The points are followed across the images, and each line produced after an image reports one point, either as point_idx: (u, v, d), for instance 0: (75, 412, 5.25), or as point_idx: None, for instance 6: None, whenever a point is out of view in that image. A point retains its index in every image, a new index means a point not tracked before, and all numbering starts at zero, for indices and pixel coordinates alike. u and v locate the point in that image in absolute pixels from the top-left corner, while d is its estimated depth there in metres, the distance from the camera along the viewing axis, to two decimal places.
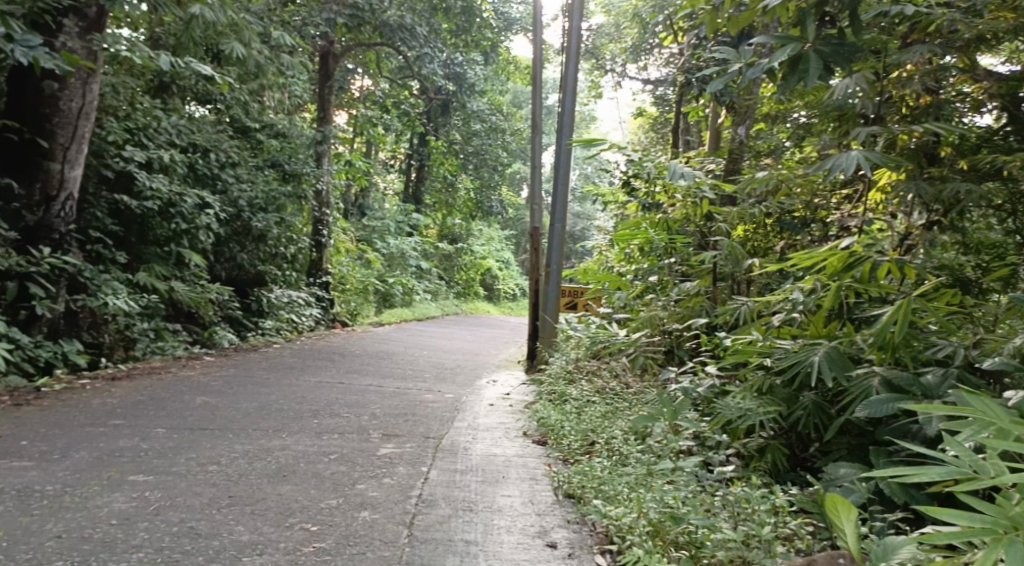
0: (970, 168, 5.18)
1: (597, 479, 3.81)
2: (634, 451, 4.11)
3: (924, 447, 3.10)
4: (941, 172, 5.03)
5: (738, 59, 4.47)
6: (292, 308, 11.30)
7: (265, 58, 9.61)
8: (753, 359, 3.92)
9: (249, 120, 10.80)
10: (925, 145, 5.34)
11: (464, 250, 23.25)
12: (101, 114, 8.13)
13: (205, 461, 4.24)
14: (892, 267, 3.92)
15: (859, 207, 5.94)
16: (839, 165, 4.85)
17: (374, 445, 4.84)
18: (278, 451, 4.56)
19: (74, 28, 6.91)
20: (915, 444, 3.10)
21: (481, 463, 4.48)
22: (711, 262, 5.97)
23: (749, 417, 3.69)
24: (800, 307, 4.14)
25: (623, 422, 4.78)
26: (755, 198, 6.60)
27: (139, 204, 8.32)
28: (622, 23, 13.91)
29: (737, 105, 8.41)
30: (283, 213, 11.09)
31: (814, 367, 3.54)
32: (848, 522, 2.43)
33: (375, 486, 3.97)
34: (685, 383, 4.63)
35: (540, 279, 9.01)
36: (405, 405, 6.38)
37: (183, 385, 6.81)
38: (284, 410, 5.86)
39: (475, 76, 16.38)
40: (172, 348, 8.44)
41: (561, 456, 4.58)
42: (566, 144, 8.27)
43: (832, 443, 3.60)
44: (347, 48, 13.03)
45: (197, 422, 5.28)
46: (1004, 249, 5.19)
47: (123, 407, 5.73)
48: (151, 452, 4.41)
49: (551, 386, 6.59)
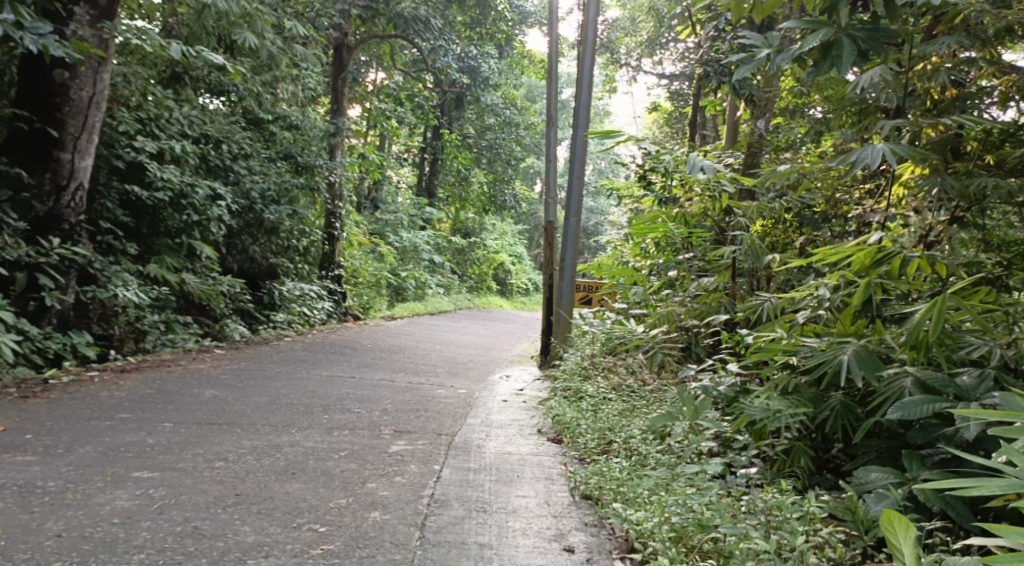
0: (999, 163, 5.05)
1: (615, 480, 3.68)
2: (654, 452, 3.98)
3: (961, 451, 2.94)
4: (967, 167, 5.02)
5: (766, 46, 4.28)
6: (304, 301, 11.23)
7: (278, 48, 9.54)
8: (777, 358, 3.76)
9: (261, 112, 10.72)
10: (948, 139, 5.26)
11: (476, 244, 23.14)
12: (112, 104, 8.06)
13: (212, 458, 4.14)
14: (922, 263, 3.78)
15: (881, 202, 5.79)
16: (864, 158, 4.76)
17: (385, 442, 4.74)
18: (287, 448, 4.46)
19: (85, 16, 6.84)
20: (952, 449, 2.94)
21: (494, 462, 4.36)
22: (731, 257, 5.80)
23: (775, 419, 3.54)
24: (826, 304, 3.97)
25: (641, 421, 4.64)
26: (777, 192, 6.44)
27: (150, 195, 8.25)
28: (638, 17, 13.75)
29: (756, 98, 8.22)
30: (295, 205, 11.01)
31: (843, 366, 3.38)
32: (905, 542, 2.25)
33: (386, 484, 3.87)
34: (705, 382, 4.49)
35: (554, 274, 8.87)
36: (417, 400, 6.28)
37: (192, 378, 6.73)
38: (294, 405, 5.76)
39: (489, 70, 16.28)
40: (182, 341, 8.38)
41: (577, 456, 4.45)
42: (582, 138, 8.09)
43: (862, 446, 3.43)
44: (361, 40, 12.96)
45: (205, 416, 5.20)
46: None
47: (131, 400, 5.65)
48: (158, 447, 4.32)
49: (566, 382, 6.46)
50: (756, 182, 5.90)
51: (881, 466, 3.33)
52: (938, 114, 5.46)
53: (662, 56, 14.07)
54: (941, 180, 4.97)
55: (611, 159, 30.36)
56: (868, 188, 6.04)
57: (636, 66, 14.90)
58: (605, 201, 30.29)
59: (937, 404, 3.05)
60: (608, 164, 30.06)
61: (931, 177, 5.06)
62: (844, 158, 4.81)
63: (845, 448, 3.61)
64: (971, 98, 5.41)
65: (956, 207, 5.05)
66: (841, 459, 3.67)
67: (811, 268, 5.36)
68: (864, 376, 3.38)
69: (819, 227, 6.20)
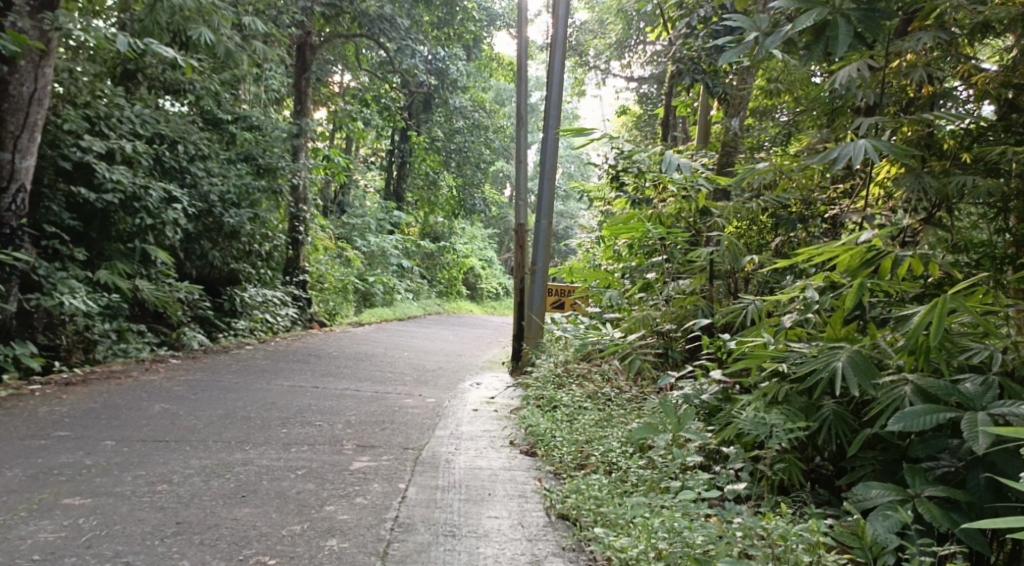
0: (974, 161, 4.97)
1: (595, 500, 3.40)
2: (635, 468, 3.72)
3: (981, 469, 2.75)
4: (945, 165, 4.88)
5: (753, 28, 4.05)
6: (267, 308, 10.83)
7: (235, 45, 9.14)
8: (766, 365, 3.52)
9: (220, 112, 10.31)
10: (922, 137, 5.16)
11: (446, 249, 22.77)
12: (57, 102, 7.62)
13: (156, 480, 3.80)
14: (914, 263, 3.58)
15: (860, 202, 5.62)
16: (846, 153, 4.62)
17: (347, 458, 4.42)
18: (239, 467, 4.12)
19: (24, 6, 6.44)
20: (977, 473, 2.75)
21: (465, 479, 4.07)
22: (707, 259, 5.58)
23: (763, 429, 3.31)
24: (816, 306, 3.75)
25: (621, 432, 4.38)
26: (753, 192, 6.23)
27: (99, 198, 7.81)
28: (608, 18, 13.58)
29: (731, 96, 7.99)
30: (257, 209, 10.60)
31: (836, 373, 3.15)
32: None
33: (346, 507, 3.55)
34: (686, 390, 4.24)
35: (525, 277, 8.57)
36: (383, 411, 5.96)
37: (142, 391, 6.33)
38: (251, 419, 5.41)
39: (457, 72, 15.97)
40: (136, 350, 7.97)
41: (552, 470, 4.17)
42: (553, 137, 7.83)
43: (857, 459, 3.20)
44: (325, 39, 12.59)
45: (153, 433, 4.83)
46: (994, 249, 4.99)
47: (73, 416, 5.25)
48: (95, 469, 3.96)
49: (539, 390, 6.16)
50: (735, 180, 5.71)
51: (879, 481, 3.09)
52: (914, 110, 5.40)
53: (631, 58, 13.86)
54: (918, 179, 4.84)
55: (581, 162, 30.18)
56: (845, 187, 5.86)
57: (605, 69, 14.71)
58: (575, 204, 30.15)
59: (941, 414, 2.80)
60: (578, 167, 29.90)
61: (910, 176, 4.94)
62: (826, 154, 4.70)
63: (841, 462, 3.38)
64: (947, 96, 5.28)
65: (933, 203, 4.94)
66: (836, 474, 3.43)
67: (792, 270, 5.20)
68: (859, 384, 3.15)
69: (797, 228, 5.95)
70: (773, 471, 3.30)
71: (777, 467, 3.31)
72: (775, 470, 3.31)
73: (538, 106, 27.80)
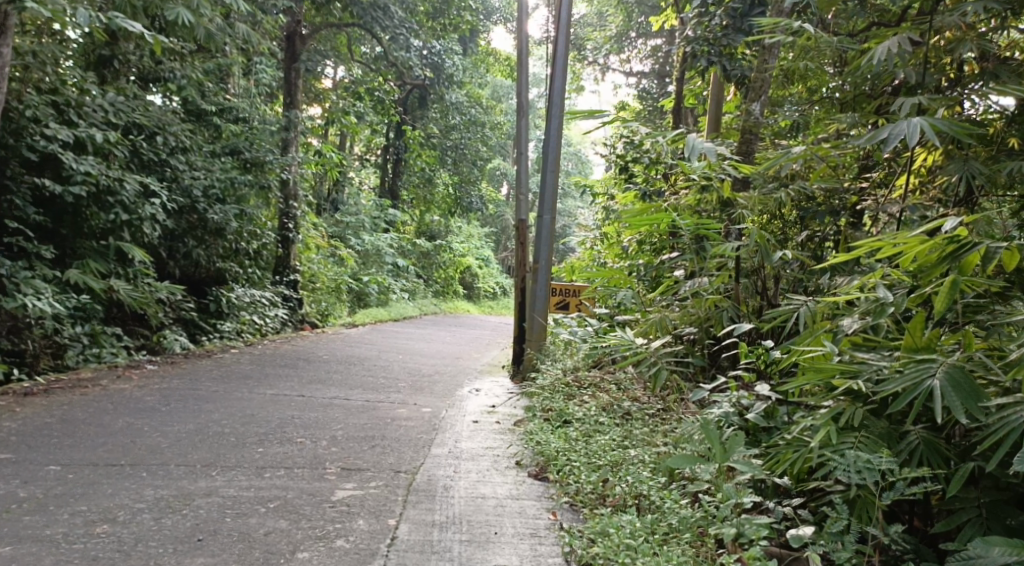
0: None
1: (628, 549, 2.82)
2: (676, 506, 3.13)
3: None
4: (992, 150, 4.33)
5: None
6: (255, 308, 10.17)
7: (218, 26, 8.38)
8: (837, 383, 2.91)
9: (204, 103, 9.61)
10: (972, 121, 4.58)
11: (442, 247, 21.97)
12: (17, 86, 6.94)
13: (99, 518, 3.19)
14: (1007, 255, 2.93)
15: (894, 192, 4.96)
16: (898, 133, 4.03)
17: (329, 486, 3.79)
18: (200, 500, 3.49)
19: None
20: None
21: (466, 512, 3.46)
22: (734, 256, 4.94)
23: (874, 478, 2.69)
24: (891, 308, 3.16)
25: (650, 456, 3.78)
26: (778, 182, 5.45)
27: (65, 190, 7.07)
28: (607, 9, 12.99)
29: (750, 79, 7.26)
30: (244, 205, 9.90)
31: (936, 393, 2.59)
32: None
33: (324, 554, 2.96)
34: (723, 406, 3.65)
35: (527, 277, 7.94)
36: (374, 424, 5.35)
37: (109, 402, 5.72)
38: (225, 435, 4.79)
39: (454, 66, 15.31)
40: (110, 355, 7.32)
41: (568, 501, 3.58)
42: (560, 125, 7.15)
43: (956, 501, 2.71)
44: (316, 28, 11.88)
45: (109, 455, 4.22)
46: None
47: (21, 434, 4.62)
48: (28, 504, 3.34)
49: (546, 400, 5.55)
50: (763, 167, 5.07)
51: (992, 532, 2.60)
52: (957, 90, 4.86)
53: (631, 52, 13.46)
54: (965, 162, 4.28)
55: (578, 160, 29.64)
56: (879, 176, 5.14)
57: (604, 63, 14.07)
58: (573, 202, 29.74)
59: None
60: (576, 164, 29.21)
61: (955, 162, 4.37)
62: (872, 136, 4.12)
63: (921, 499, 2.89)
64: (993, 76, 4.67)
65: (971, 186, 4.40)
66: (912, 512, 2.93)
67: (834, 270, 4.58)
68: (962, 408, 2.59)
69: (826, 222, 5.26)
70: (888, 538, 2.70)
71: (889, 532, 2.72)
72: (889, 535, 2.73)
73: (534, 103, 27.13)
